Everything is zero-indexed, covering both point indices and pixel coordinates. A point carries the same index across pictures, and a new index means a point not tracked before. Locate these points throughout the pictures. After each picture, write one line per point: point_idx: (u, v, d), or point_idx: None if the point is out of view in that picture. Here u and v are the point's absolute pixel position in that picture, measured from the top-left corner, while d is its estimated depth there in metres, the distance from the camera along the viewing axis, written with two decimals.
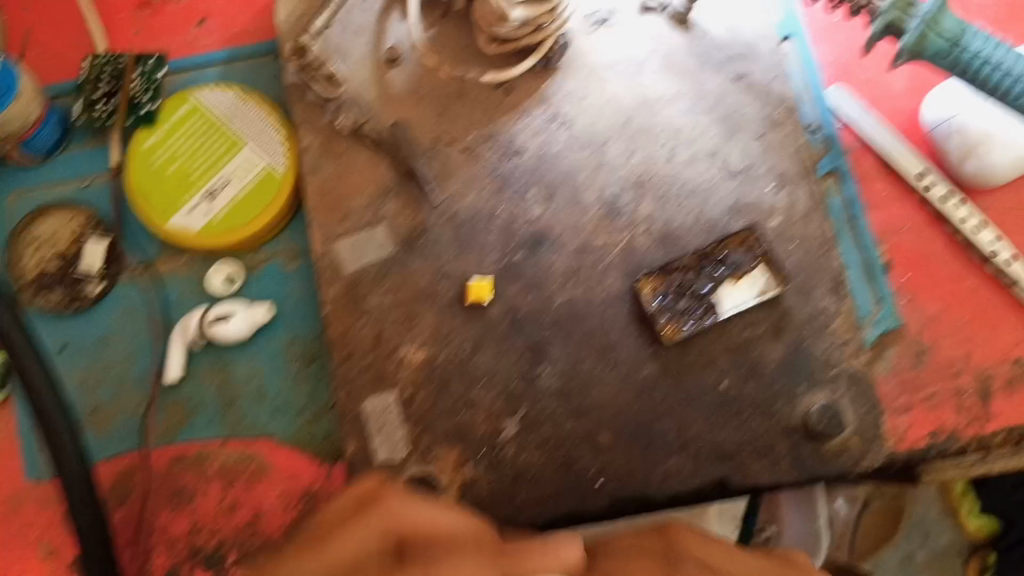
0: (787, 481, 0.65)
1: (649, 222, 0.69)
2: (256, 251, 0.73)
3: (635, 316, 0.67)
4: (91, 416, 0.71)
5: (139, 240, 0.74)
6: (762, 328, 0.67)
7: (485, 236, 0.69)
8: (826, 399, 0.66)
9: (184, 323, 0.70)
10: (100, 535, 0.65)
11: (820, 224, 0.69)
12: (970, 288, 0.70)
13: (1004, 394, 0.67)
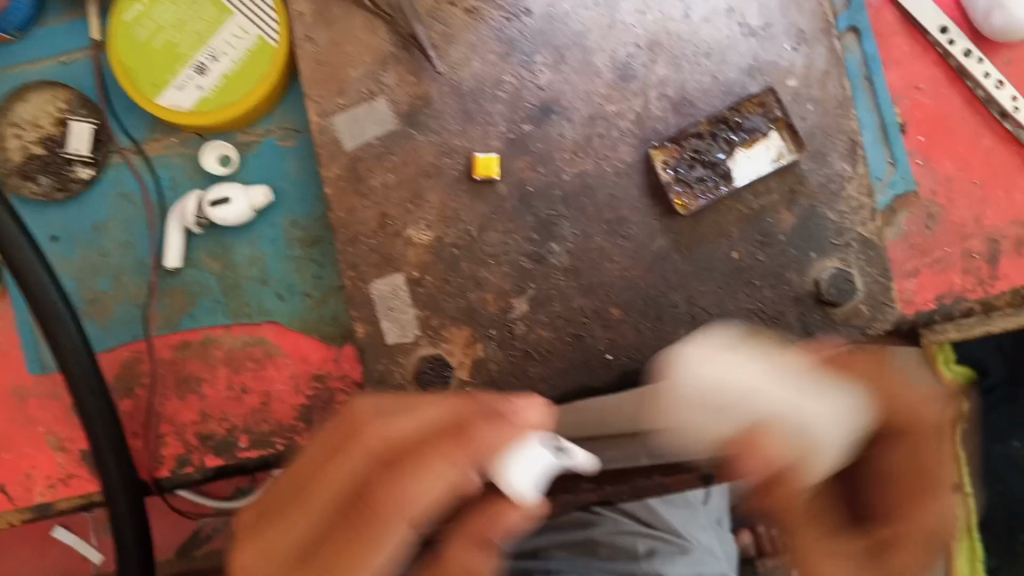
0: (796, 349, 0.65)
1: (663, 86, 0.67)
2: (253, 127, 0.70)
3: (647, 188, 0.66)
4: (91, 305, 0.70)
5: (126, 120, 0.71)
6: (776, 196, 0.66)
7: (492, 105, 0.66)
8: (837, 265, 0.65)
9: (180, 207, 0.68)
10: (110, 423, 0.66)
11: (839, 82, 0.67)
12: (985, 148, 0.70)
13: (1013, 255, 0.69)
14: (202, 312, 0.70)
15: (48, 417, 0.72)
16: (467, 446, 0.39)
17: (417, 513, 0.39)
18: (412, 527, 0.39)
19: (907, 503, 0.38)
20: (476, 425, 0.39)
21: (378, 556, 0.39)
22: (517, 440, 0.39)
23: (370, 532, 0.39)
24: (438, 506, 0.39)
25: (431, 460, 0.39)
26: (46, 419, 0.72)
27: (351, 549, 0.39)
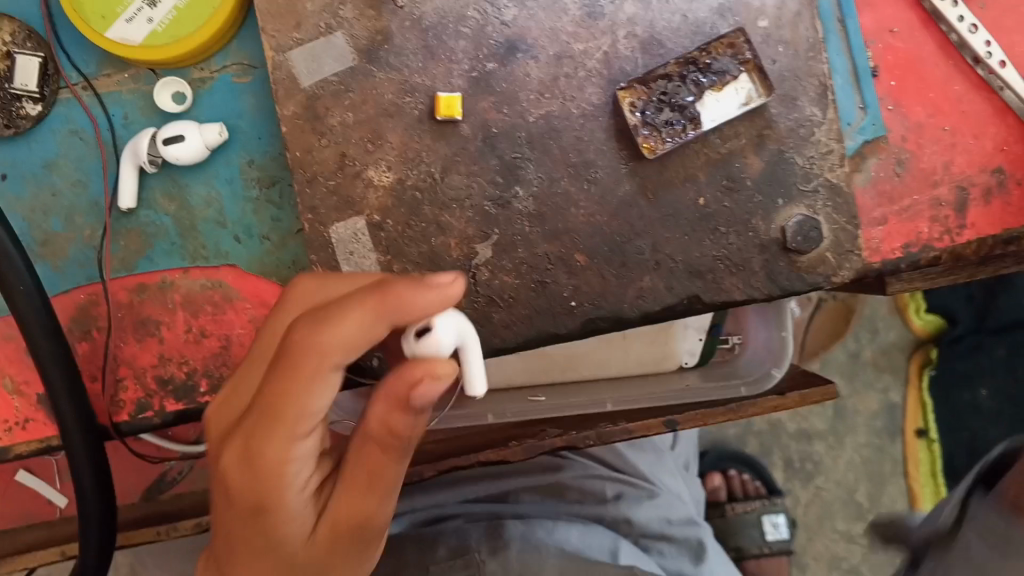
0: (759, 296, 0.65)
1: (631, 24, 0.65)
2: (207, 62, 0.68)
3: (613, 131, 0.64)
4: (43, 246, 0.68)
5: (76, 54, 0.68)
6: (744, 140, 0.64)
7: (455, 42, 0.64)
8: (804, 213, 0.64)
9: (131, 145, 0.66)
10: (63, 366, 0.64)
11: (811, 23, 0.65)
12: (957, 94, 0.69)
13: (981, 202, 0.68)
14: (157, 254, 0.68)
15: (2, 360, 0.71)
16: (383, 298, 0.47)
17: (339, 354, 0.47)
18: (331, 365, 0.47)
19: None
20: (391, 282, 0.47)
21: (311, 387, 0.48)
22: (427, 302, 0.47)
23: (297, 374, 0.47)
24: (357, 347, 0.48)
25: (349, 308, 0.47)
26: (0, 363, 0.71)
27: (282, 394, 0.48)
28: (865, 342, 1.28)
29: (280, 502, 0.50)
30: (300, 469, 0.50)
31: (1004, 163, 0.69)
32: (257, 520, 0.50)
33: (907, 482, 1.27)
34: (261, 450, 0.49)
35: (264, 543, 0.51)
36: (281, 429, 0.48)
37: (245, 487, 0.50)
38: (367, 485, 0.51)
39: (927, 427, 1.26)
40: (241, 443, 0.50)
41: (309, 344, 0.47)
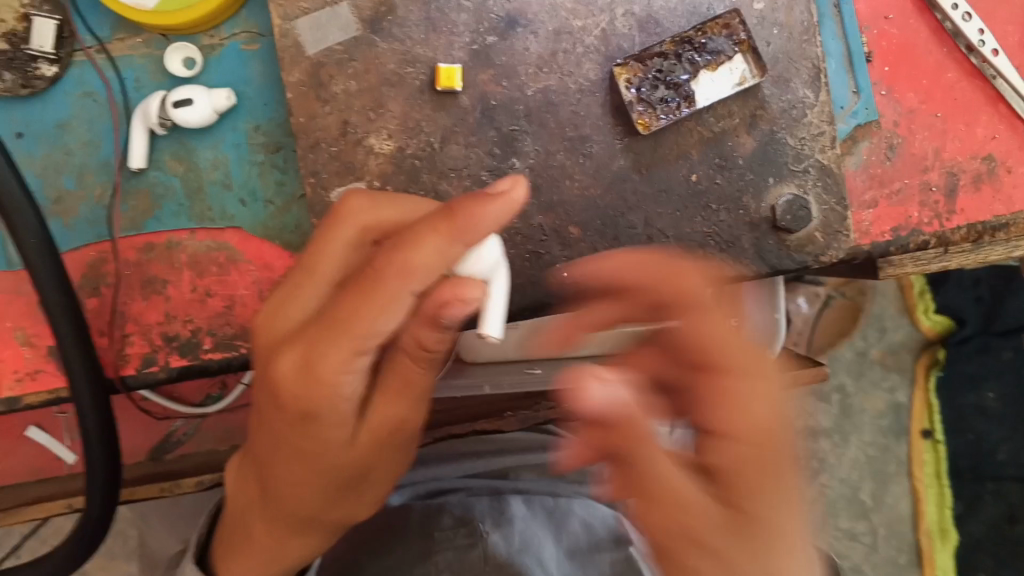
0: (749, 273, 0.66)
1: (629, 3, 0.67)
2: (216, 29, 0.70)
3: (609, 107, 0.66)
4: (56, 204, 0.71)
5: (90, 18, 0.70)
6: (737, 120, 0.66)
7: (456, 16, 0.66)
8: (794, 192, 0.66)
9: (142, 108, 0.68)
10: (70, 317, 0.66)
11: (806, 8, 0.67)
12: (949, 81, 0.70)
13: (971, 189, 0.70)
14: (165, 215, 0.70)
15: (15, 313, 0.73)
16: (455, 223, 0.46)
17: (412, 279, 0.47)
18: (405, 289, 0.47)
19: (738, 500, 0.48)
20: (461, 202, 0.46)
21: (379, 308, 0.47)
22: (496, 216, 0.46)
23: (373, 295, 0.47)
24: (432, 271, 0.47)
25: (423, 233, 0.47)
26: (14, 316, 0.73)
27: (354, 308, 0.47)
28: (872, 341, 1.29)
29: (333, 410, 0.50)
30: (356, 383, 0.50)
31: (995, 150, 0.70)
32: (307, 429, 0.51)
33: (912, 483, 1.28)
34: (321, 360, 0.48)
35: (309, 447, 0.52)
36: (344, 343, 0.48)
37: (297, 396, 0.49)
38: (407, 392, 0.53)
39: (933, 429, 1.27)
40: (300, 352, 0.49)
41: (387, 264, 0.47)
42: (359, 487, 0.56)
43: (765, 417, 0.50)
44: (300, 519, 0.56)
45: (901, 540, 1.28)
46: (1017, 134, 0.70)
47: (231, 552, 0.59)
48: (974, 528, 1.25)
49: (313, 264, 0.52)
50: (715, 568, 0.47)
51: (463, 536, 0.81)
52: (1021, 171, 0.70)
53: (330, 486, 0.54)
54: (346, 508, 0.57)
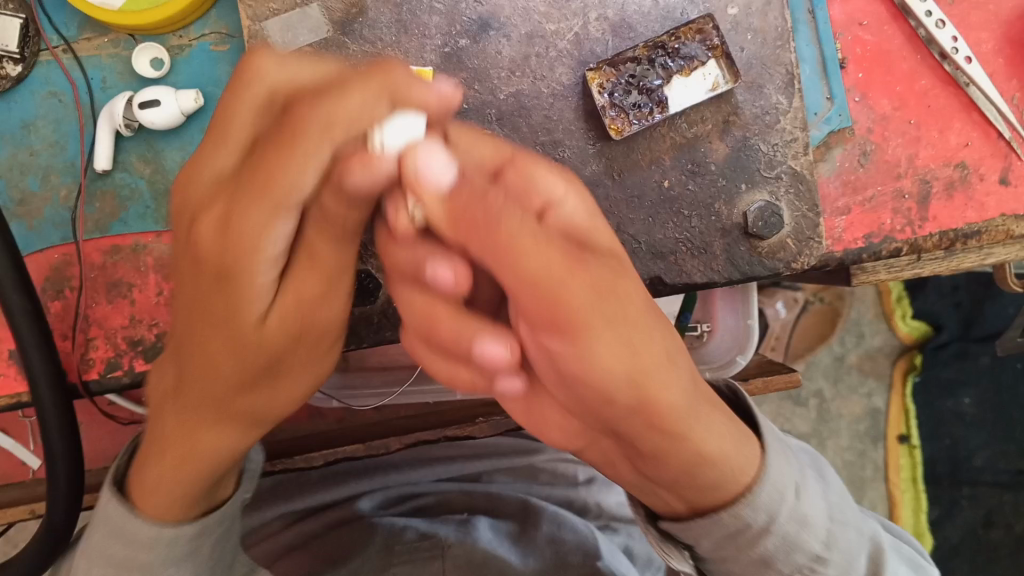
0: (719, 280, 0.65)
1: (603, 7, 0.66)
2: (186, 30, 0.69)
3: (582, 112, 0.65)
4: (19, 206, 0.70)
5: (56, 17, 0.69)
6: (710, 125, 0.66)
7: (429, 17, 0.65)
8: (766, 198, 0.65)
9: (108, 108, 0.67)
10: (33, 321, 0.65)
11: (780, 13, 0.67)
12: (922, 89, 0.70)
13: (943, 197, 0.70)
14: (131, 217, 0.69)
15: None
16: (388, 85, 0.46)
17: (334, 127, 0.44)
18: (328, 144, 0.44)
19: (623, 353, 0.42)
20: (386, 66, 0.46)
21: (298, 162, 0.44)
22: (420, 100, 0.46)
23: (294, 145, 0.44)
24: (356, 127, 0.45)
25: (350, 88, 0.45)
26: None
27: (274, 163, 0.44)
28: (850, 346, 1.29)
29: (251, 273, 0.45)
30: (279, 243, 0.45)
31: (967, 157, 0.70)
32: (222, 289, 0.46)
33: (888, 487, 1.29)
34: (244, 211, 0.45)
35: (223, 314, 0.46)
36: (267, 206, 0.44)
37: (221, 255, 0.45)
38: (326, 269, 0.48)
39: (909, 434, 1.28)
40: (221, 206, 0.46)
41: (314, 119, 0.44)
42: (280, 377, 0.50)
43: (583, 209, 0.41)
44: (215, 411, 0.51)
45: None
46: (989, 141, 0.70)
47: (151, 467, 0.53)
48: (949, 532, 1.26)
49: (220, 127, 0.49)
50: (615, 339, 0.41)
51: (424, 549, 0.78)
52: (993, 178, 0.70)
53: (242, 370, 0.48)
54: (263, 402, 0.51)
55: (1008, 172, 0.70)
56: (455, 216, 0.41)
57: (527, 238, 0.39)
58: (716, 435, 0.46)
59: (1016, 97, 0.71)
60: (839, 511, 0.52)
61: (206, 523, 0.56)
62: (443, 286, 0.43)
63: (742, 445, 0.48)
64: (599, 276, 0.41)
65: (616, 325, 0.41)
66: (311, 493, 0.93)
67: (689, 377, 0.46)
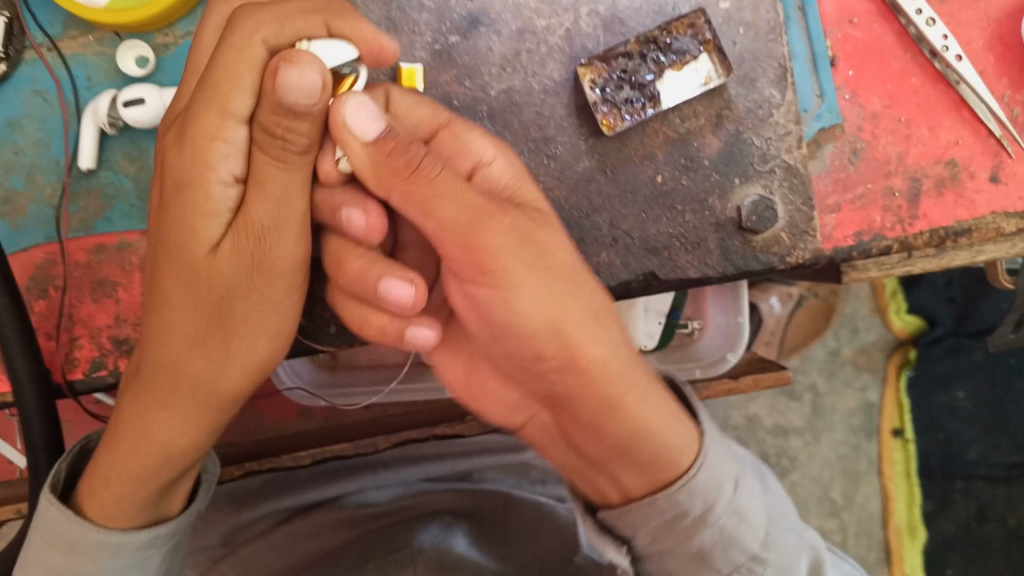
0: (714, 275, 0.65)
1: (593, 2, 0.66)
2: (171, 27, 0.68)
3: (574, 107, 0.65)
4: (3, 205, 0.69)
5: (42, 14, 0.68)
6: (703, 120, 0.65)
7: (418, 14, 0.64)
8: (760, 192, 0.65)
9: (92, 106, 0.66)
10: (17, 322, 0.64)
11: (772, 7, 0.66)
12: (913, 86, 0.70)
13: (934, 194, 0.69)
14: (116, 216, 0.68)
15: None
16: (335, 12, 0.52)
17: (268, 32, 0.49)
18: (257, 46, 0.49)
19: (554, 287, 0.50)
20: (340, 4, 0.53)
21: (239, 68, 0.49)
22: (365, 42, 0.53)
23: (231, 59, 0.49)
24: (286, 32, 0.50)
25: (287, 7, 0.51)
26: None
27: (217, 64, 0.49)
28: (844, 340, 1.30)
29: (202, 190, 0.50)
30: (224, 164, 0.50)
31: (958, 155, 0.70)
32: (179, 205, 0.51)
33: (882, 481, 1.29)
34: (196, 116, 0.50)
35: (177, 233, 0.51)
36: (213, 107, 0.49)
37: (173, 174, 0.51)
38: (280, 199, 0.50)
39: (903, 427, 1.28)
40: (181, 124, 0.52)
41: (245, 22, 0.50)
42: (233, 340, 0.52)
43: (507, 165, 0.55)
44: (174, 375, 0.53)
45: (870, 537, 1.29)
46: (980, 138, 0.70)
47: (110, 463, 0.57)
48: (943, 527, 1.26)
49: (190, 73, 0.56)
50: (538, 285, 0.49)
51: (395, 560, 0.75)
52: (983, 176, 0.70)
53: (196, 306, 0.52)
54: (219, 366, 0.53)
55: (999, 170, 0.70)
56: (385, 165, 0.48)
57: (444, 184, 0.47)
58: (641, 396, 0.52)
59: (1006, 95, 0.71)
60: (779, 514, 0.58)
61: (155, 534, 0.59)
62: (399, 300, 0.51)
63: (658, 397, 0.53)
64: (518, 227, 0.49)
65: (540, 270, 0.49)
66: (298, 491, 0.92)
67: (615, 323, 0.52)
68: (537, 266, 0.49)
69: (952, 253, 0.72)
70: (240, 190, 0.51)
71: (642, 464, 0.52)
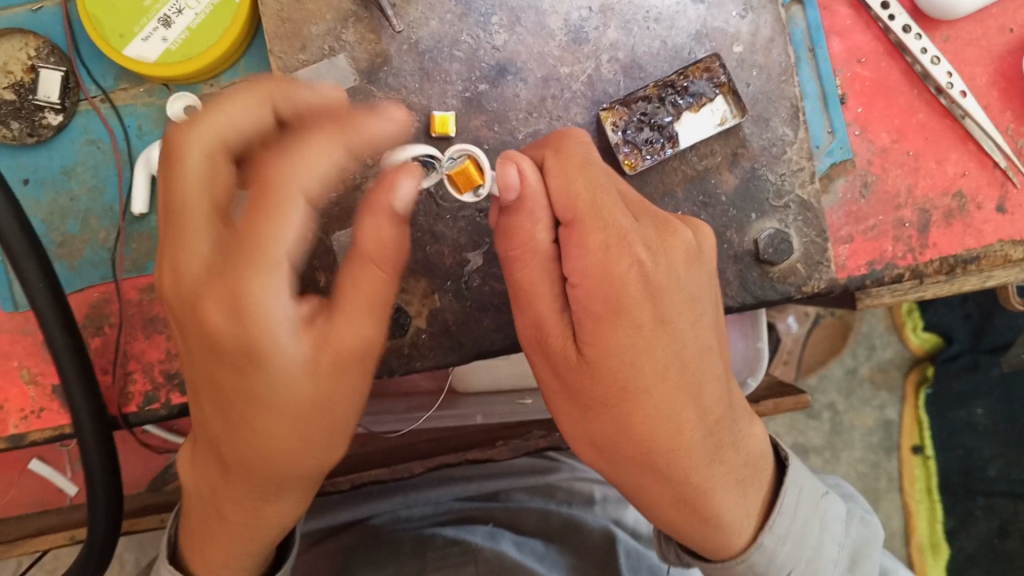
0: (734, 305, 0.68)
1: (613, 49, 0.69)
2: (216, 78, 0.73)
3: (597, 149, 0.68)
4: (61, 248, 0.73)
5: (95, 68, 0.72)
6: (718, 159, 0.68)
7: (449, 64, 0.68)
8: (776, 226, 0.68)
9: (145, 155, 0.70)
10: (76, 359, 0.68)
11: (783, 49, 0.70)
12: (920, 122, 0.73)
13: (943, 224, 0.72)
14: None
15: (21, 352, 0.75)
16: (341, 124, 0.56)
17: (305, 179, 0.52)
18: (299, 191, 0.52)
19: (587, 416, 0.54)
20: (349, 113, 0.57)
21: (280, 219, 0.51)
22: (387, 129, 0.59)
23: (267, 206, 0.51)
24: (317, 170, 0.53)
25: (303, 139, 0.54)
26: (21, 355, 0.75)
27: (261, 219, 0.51)
28: (861, 359, 1.32)
29: (264, 340, 0.51)
30: (284, 303, 0.52)
31: (965, 186, 0.73)
32: (255, 366, 0.51)
33: (903, 499, 1.31)
34: (241, 277, 0.50)
35: (261, 386, 0.52)
36: (259, 264, 0.50)
37: (227, 337, 0.51)
38: (371, 307, 0.53)
39: (923, 445, 1.30)
40: (221, 283, 0.51)
41: (277, 171, 0.52)
42: (336, 438, 0.56)
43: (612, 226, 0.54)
44: (283, 485, 0.57)
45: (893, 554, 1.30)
46: (986, 170, 0.73)
47: (212, 551, 0.62)
48: (964, 542, 1.27)
49: (192, 213, 0.53)
50: (571, 405, 0.55)
51: (456, 555, 0.83)
52: (990, 207, 0.73)
53: (301, 427, 0.54)
54: (323, 461, 0.57)
55: (1005, 201, 0.73)
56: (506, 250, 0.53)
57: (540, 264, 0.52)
58: (670, 475, 0.54)
59: (1011, 128, 0.74)
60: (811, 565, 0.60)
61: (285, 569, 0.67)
62: None
63: (658, 486, 0.55)
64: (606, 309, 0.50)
65: (565, 395, 0.55)
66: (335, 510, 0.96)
67: (624, 421, 0.53)
68: (558, 387, 0.55)
69: (964, 278, 0.75)
70: (301, 315, 0.53)
71: (664, 521, 0.58)
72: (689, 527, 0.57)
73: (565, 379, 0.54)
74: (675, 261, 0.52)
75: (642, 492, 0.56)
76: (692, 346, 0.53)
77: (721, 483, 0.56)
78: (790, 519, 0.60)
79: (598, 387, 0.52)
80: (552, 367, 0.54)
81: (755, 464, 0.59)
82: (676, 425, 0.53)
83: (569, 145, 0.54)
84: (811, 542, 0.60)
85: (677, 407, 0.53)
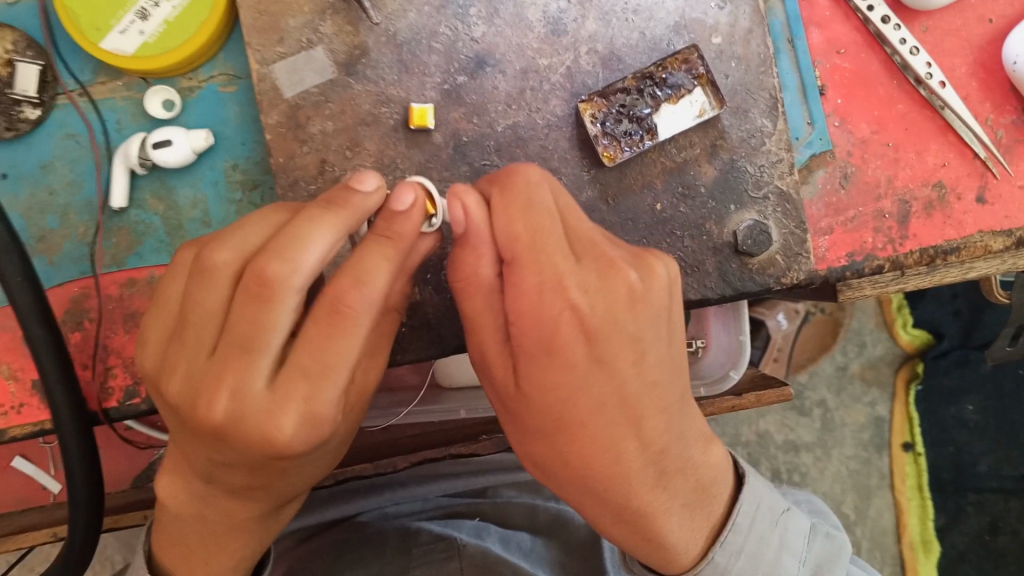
0: (714, 297, 0.68)
1: (592, 41, 0.69)
2: (195, 72, 0.72)
3: (576, 141, 0.68)
4: (39, 243, 0.73)
5: (72, 62, 0.72)
6: (697, 150, 0.68)
7: (428, 56, 0.68)
8: (754, 217, 0.68)
9: (123, 149, 0.70)
10: (56, 352, 0.68)
11: (762, 40, 0.70)
12: (900, 112, 0.73)
13: (923, 215, 0.72)
14: (146, 251, 0.72)
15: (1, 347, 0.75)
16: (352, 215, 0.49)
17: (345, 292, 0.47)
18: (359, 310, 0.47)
19: (529, 441, 0.54)
20: (348, 196, 0.50)
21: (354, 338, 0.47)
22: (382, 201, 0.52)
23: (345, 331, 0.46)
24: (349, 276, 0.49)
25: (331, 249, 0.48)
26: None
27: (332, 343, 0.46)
28: (852, 355, 1.32)
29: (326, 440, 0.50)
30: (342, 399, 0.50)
31: (945, 177, 0.73)
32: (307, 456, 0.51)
33: (894, 495, 1.31)
34: (318, 402, 0.47)
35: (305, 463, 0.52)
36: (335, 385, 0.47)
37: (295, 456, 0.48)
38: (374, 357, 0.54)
39: (914, 442, 1.30)
40: (295, 408, 0.46)
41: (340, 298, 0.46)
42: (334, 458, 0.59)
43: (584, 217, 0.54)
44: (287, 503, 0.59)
45: (884, 551, 1.30)
46: (966, 160, 0.73)
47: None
48: (955, 538, 1.27)
49: (253, 351, 0.46)
50: (514, 425, 0.55)
51: (441, 550, 0.82)
52: (969, 198, 0.73)
53: (317, 465, 0.56)
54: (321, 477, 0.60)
55: (984, 191, 0.73)
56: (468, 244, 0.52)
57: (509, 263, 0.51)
58: (613, 503, 0.54)
59: (990, 119, 0.74)
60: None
61: None
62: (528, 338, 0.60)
63: (601, 508, 0.55)
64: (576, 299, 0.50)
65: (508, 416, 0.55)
66: (319, 509, 0.96)
67: (565, 448, 0.53)
68: (504, 409, 0.55)
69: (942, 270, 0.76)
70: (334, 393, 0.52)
71: (614, 539, 0.58)
72: (637, 544, 0.57)
73: (509, 408, 0.54)
74: (614, 297, 0.51)
75: (587, 508, 0.56)
76: (635, 380, 0.52)
77: (670, 511, 0.55)
78: (743, 535, 0.59)
79: (538, 417, 0.53)
80: (499, 392, 0.55)
81: (710, 487, 0.58)
82: (615, 453, 0.52)
83: (515, 182, 0.52)
84: (766, 556, 0.59)
85: (615, 437, 0.52)
